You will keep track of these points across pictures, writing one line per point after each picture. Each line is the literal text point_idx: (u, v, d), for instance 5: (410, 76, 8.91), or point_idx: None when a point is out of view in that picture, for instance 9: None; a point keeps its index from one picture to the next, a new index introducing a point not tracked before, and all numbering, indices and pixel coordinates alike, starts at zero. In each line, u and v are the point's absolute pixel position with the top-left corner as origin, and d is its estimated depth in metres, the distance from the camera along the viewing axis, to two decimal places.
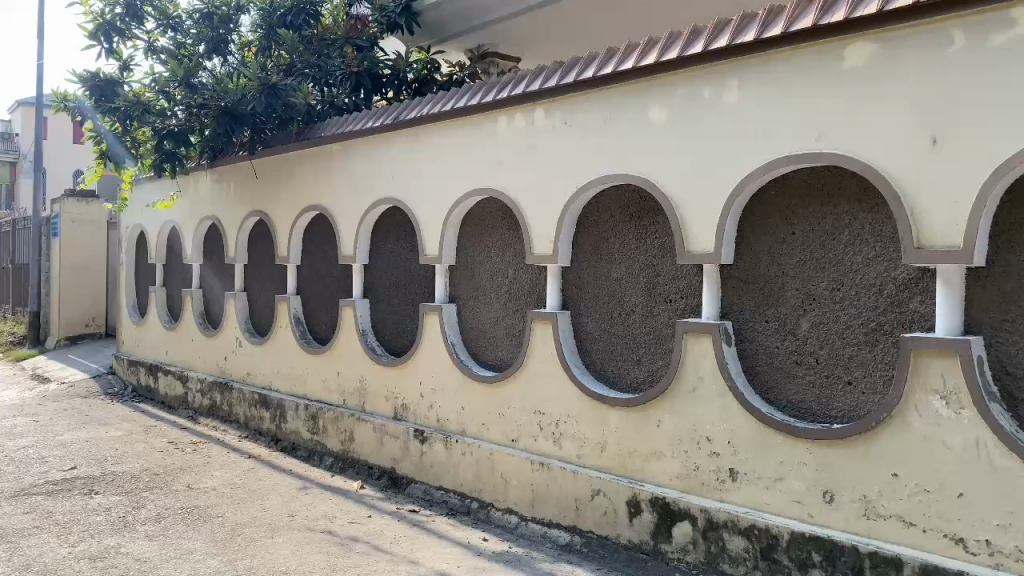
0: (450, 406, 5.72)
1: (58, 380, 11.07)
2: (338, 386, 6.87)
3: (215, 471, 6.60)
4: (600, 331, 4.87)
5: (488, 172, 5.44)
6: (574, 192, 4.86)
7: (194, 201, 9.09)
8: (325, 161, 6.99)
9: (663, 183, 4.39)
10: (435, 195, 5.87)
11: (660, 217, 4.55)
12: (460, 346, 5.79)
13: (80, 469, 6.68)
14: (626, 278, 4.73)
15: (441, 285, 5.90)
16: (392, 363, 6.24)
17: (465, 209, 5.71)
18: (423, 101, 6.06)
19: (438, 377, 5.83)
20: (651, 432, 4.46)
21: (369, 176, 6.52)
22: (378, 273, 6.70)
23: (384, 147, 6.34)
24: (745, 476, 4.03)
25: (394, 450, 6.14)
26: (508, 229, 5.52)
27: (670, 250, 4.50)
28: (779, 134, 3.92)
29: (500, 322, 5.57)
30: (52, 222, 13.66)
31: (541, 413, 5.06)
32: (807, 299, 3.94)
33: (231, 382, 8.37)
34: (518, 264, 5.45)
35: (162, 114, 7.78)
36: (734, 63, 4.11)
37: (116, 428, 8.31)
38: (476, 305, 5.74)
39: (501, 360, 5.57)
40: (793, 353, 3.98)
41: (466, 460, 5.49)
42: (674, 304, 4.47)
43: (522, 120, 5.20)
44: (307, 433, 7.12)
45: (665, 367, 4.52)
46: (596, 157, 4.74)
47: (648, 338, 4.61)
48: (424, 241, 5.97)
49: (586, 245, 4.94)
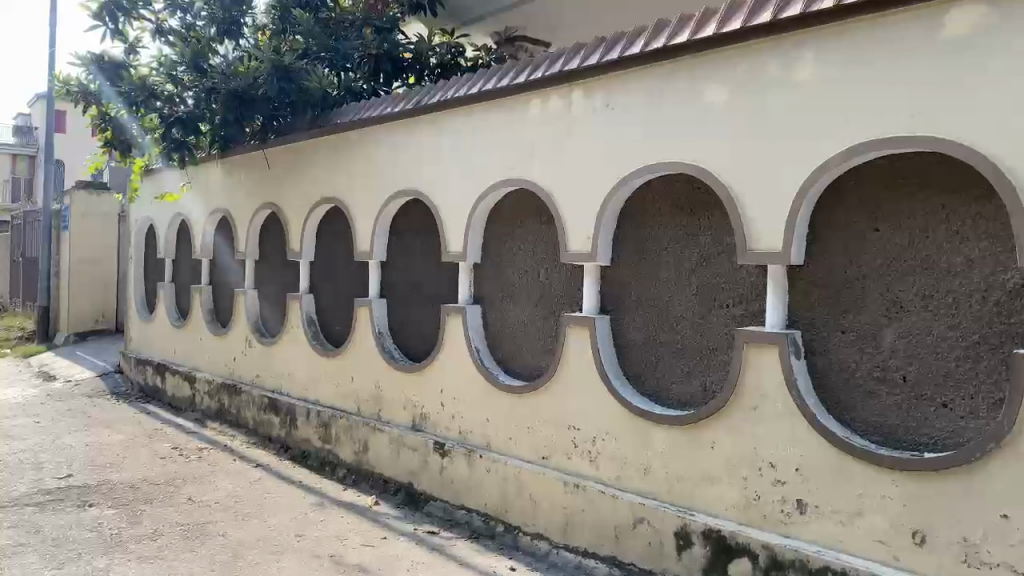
0: (473, 418, 5.23)
1: (64, 378, 10.69)
2: (352, 392, 6.39)
3: (219, 482, 6.14)
4: (644, 338, 4.35)
5: (519, 161, 4.94)
6: (615, 183, 4.34)
7: (205, 193, 8.65)
8: (342, 150, 6.51)
9: (721, 173, 3.87)
10: (459, 186, 5.38)
11: (714, 211, 4.03)
12: (485, 352, 5.28)
13: (76, 477, 6.24)
14: (675, 281, 4.21)
15: (465, 285, 5.40)
16: (411, 368, 5.75)
17: (493, 201, 5.21)
18: (448, 85, 5.58)
19: (460, 385, 5.34)
20: (703, 454, 3.94)
21: (388, 166, 6.04)
22: (396, 271, 6.21)
23: (404, 136, 5.87)
24: (817, 509, 3.50)
25: (411, 463, 5.64)
26: (540, 223, 5.01)
27: (728, 249, 3.97)
28: (863, 116, 3.37)
29: (529, 326, 5.06)
30: (63, 215, 13.33)
31: (576, 429, 4.55)
32: (891, 307, 3.40)
33: (240, 384, 7.92)
34: (550, 262, 4.94)
35: (171, 99, 7.34)
36: (809, 35, 3.57)
37: (119, 432, 7.87)
38: (502, 307, 5.23)
39: (531, 368, 5.05)
40: (874, 369, 3.45)
41: (490, 477, 4.99)
42: (732, 310, 3.94)
43: (558, 103, 4.70)
44: (319, 441, 6.65)
45: (720, 381, 3.99)
46: (643, 143, 4.22)
47: (701, 348, 4.08)
48: (446, 236, 5.47)
49: (629, 243, 4.43)
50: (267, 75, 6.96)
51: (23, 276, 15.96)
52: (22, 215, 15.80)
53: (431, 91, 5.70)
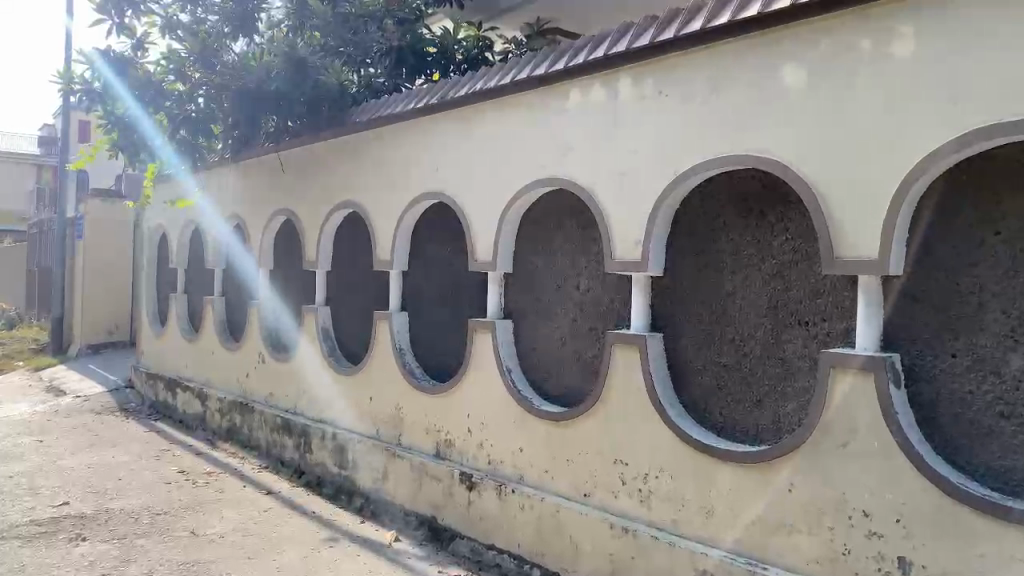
0: (505, 446, 4.67)
1: (74, 392, 10.26)
2: (370, 413, 5.86)
3: (226, 512, 5.62)
4: (704, 360, 3.78)
5: (556, 158, 4.40)
6: (670, 180, 3.78)
7: (218, 200, 8.20)
8: (360, 151, 6.01)
9: (800, 168, 3.30)
10: (489, 188, 4.84)
11: (791, 212, 3.45)
12: (518, 373, 4.71)
13: (72, 506, 5.75)
14: (740, 294, 3.63)
15: (494, 298, 4.84)
16: (435, 390, 5.20)
17: (527, 204, 4.65)
18: (476, 77, 5.05)
19: (490, 409, 4.78)
20: (778, 498, 3.35)
21: (409, 168, 5.52)
22: (418, 282, 5.68)
23: (427, 134, 5.35)
24: (923, 570, 2.89)
25: (434, 494, 5.09)
26: (581, 228, 4.44)
27: (807, 257, 3.39)
28: (980, 96, 2.78)
29: (568, 343, 4.49)
30: (78, 224, 13.00)
31: (624, 463, 3.98)
32: (1019, 326, 2.80)
33: (253, 402, 7.41)
34: (592, 271, 4.37)
35: (185, 97, 6.92)
36: (907, 3, 2.98)
37: (125, 452, 7.39)
38: (537, 322, 4.67)
39: (571, 391, 4.47)
40: (997, 401, 2.84)
41: (524, 515, 4.42)
42: (812, 329, 3.37)
43: (601, 92, 4.16)
44: (334, 466, 6.11)
45: (798, 412, 3.40)
46: (703, 135, 3.66)
47: (773, 372, 3.50)
48: (474, 244, 4.93)
49: (687, 250, 3.86)
50: (278, 70, 6.57)
51: (40, 287, 15.71)
52: (40, 224, 15.53)
53: (457, 85, 5.19)
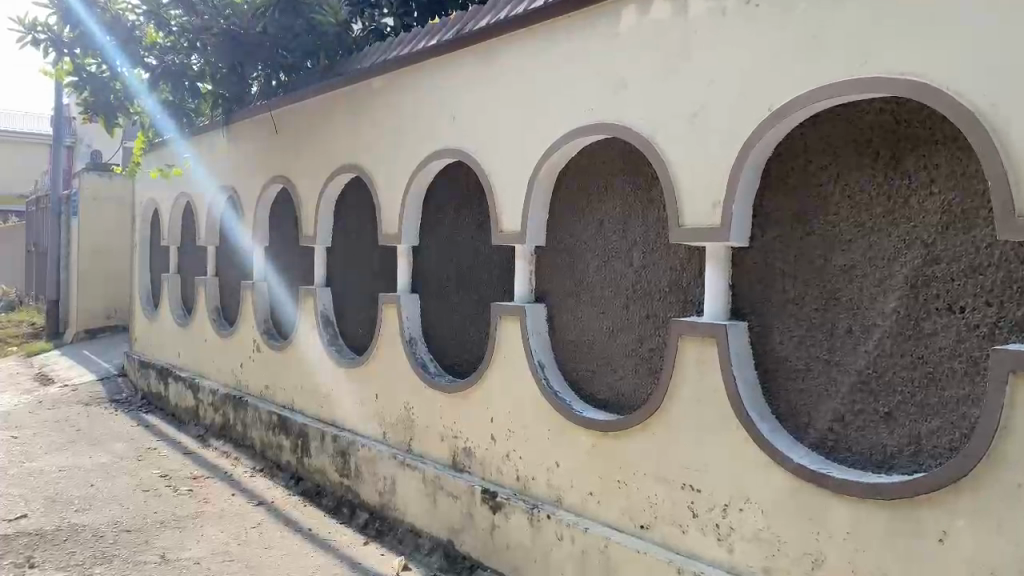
0: (537, 462, 3.78)
1: (61, 381, 9.48)
2: (376, 413, 4.99)
3: (206, 529, 4.78)
4: (806, 356, 2.85)
5: (604, 100, 3.47)
6: (764, 119, 2.84)
7: (208, 167, 7.34)
8: (364, 103, 5.11)
9: (962, 92, 2.34)
10: (520, 140, 3.91)
11: (939, 156, 2.51)
12: (553, 369, 3.81)
13: (30, 521, 4.92)
14: (862, 269, 2.70)
15: (523, 276, 3.94)
16: (451, 389, 4.32)
17: (566, 158, 3.72)
18: (503, 5, 4.08)
19: (520, 414, 3.89)
20: (921, 551, 2.42)
21: (420, 121, 4.61)
22: (430, 260, 4.78)
23: (444, 77, 4.42)
24: None
25: (451, 514, 4.21)
26: (634, 187, 3.50)
27: (967, 217, 2.44)
28: None
29: (616, 334, 3.56)
30: (72, 200, 12.21)
31: (695, 492, 3.08)
32: None
33: (246, 396, 6.57)
34: (648, 242, 3.42)
35: (169, 47, 6.07)
36: None
37: (104, 452, 6.57)
38: (578, 306, 3.75)
39: (620, 394, 3.55)
40: None
41: (562, 550, 3.53)
42: (974, 317, 2.42)
43: (664, 8, 3.22)
44: (335, 474, 5.26)
45: (949, 430, 2.47)
46: (813, 53, 2.71)
47: (911, 374, 2.57)
48: (498, 211, 4.02)
49: (784, 212, 2.93)
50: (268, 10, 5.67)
51: (37, 268, 15.02)
52: (38, 200, 14.72)
53: (477, 16, 4.28)
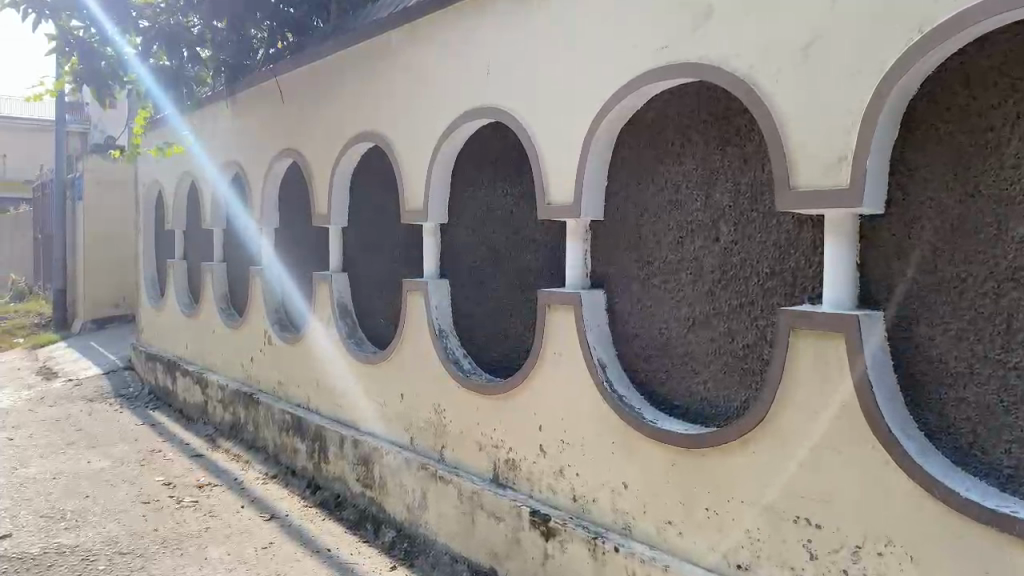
0: (598, 480, 3.14)
1: (65, 376, 8.94)
2: (402, 416, 4.37)
3: (211, 550, 4.19)
4: (970, 359, 2.17)
5: (680, 36, 2.78)
6: (908, 43, 2.15)
7: (212, 143, 6.69)
8: (381, 59, 4.44)
9: None
10: (569, 92, 3.24)
11: None
12: (617, 369, 3.15)
13: (15, 541, 4.35)
14: None
15: (576, 259, 3.28)
16: (491, 392, 3.68)
17: (628, 112, 3.05)
18: None
19: (576, 422, 3.25)
20: None
21: (447, 76, 3.94)
22: (461, 240, 4.12)
23: (472, 24, 3.76)
24: None
25: (492, 538, 3.58)
26: (721, 143, 2.80)
27: None
28: None
29: (699, 326, 2.88)
30: (75, 185, 11.64)
31: (816, 528, 2.42)
32: None
33: (258, 394, 5.95)
34: (742, 211, 2.73)
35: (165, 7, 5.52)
36: None
37: (104, 457, 6.00)
38: (648, 292, 3.08)
39: (705, 400, 2.87)
40: None
41: None
42: None
43: None
44: (357, 483, 4.64)
45: None
46: None
47: None
48: (546, 179, 3.35)
49: (934, 170, 2.24)
50: None
51: (44, 256, 14.53)
52: (43, 186, 14.21)
53: None
